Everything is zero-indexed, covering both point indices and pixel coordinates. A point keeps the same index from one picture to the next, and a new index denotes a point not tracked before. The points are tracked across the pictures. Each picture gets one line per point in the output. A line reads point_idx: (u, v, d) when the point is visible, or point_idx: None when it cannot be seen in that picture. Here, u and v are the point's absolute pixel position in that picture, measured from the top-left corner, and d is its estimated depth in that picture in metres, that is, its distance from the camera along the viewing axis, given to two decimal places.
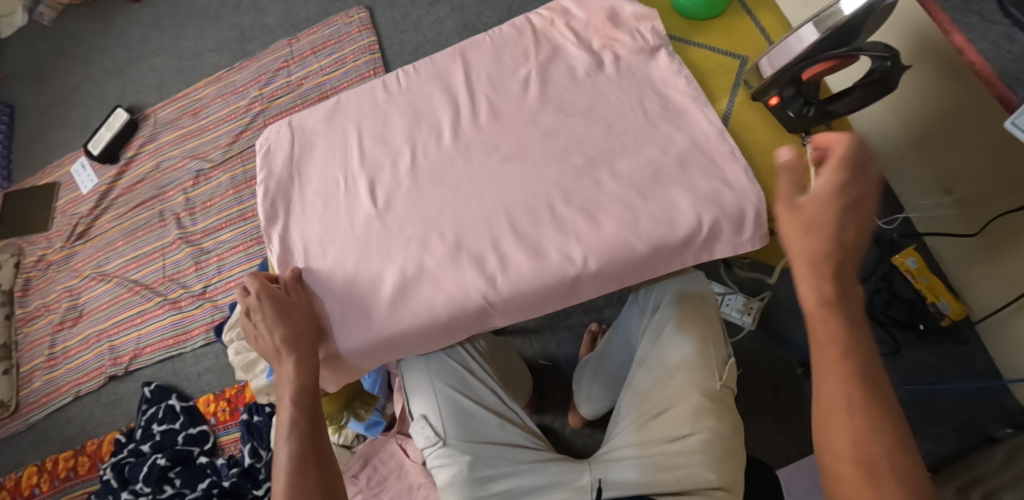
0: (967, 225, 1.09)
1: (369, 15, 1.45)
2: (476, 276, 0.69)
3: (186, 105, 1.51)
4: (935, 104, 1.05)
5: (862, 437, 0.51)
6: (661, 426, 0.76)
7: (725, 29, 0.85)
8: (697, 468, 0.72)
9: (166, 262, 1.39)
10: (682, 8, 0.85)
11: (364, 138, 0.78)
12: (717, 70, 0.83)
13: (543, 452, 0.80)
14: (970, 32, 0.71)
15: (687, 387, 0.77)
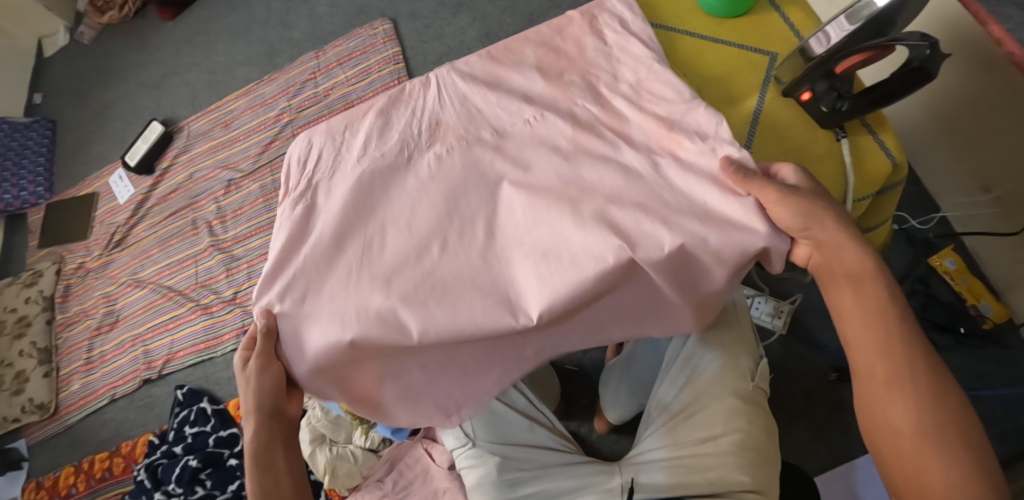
0: (1007, 224, 1.06)
1: (393, 26, 1.48)
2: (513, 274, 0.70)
3: (218, 117, 1.55)
4: (975, 98, 1.01)
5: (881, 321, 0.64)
6: (693, 427, 0.75)
7: (753, 26, 0.85)
8: (730, 470, 0.71)
9: (199, 269, 1.42)
10: (707, 7, 0.86)
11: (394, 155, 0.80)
12: (746, 67, 0.83)
13: (572, 455, 0.80)
14: (1007, 22, 0.67)
15: (720, 389, 0.76)
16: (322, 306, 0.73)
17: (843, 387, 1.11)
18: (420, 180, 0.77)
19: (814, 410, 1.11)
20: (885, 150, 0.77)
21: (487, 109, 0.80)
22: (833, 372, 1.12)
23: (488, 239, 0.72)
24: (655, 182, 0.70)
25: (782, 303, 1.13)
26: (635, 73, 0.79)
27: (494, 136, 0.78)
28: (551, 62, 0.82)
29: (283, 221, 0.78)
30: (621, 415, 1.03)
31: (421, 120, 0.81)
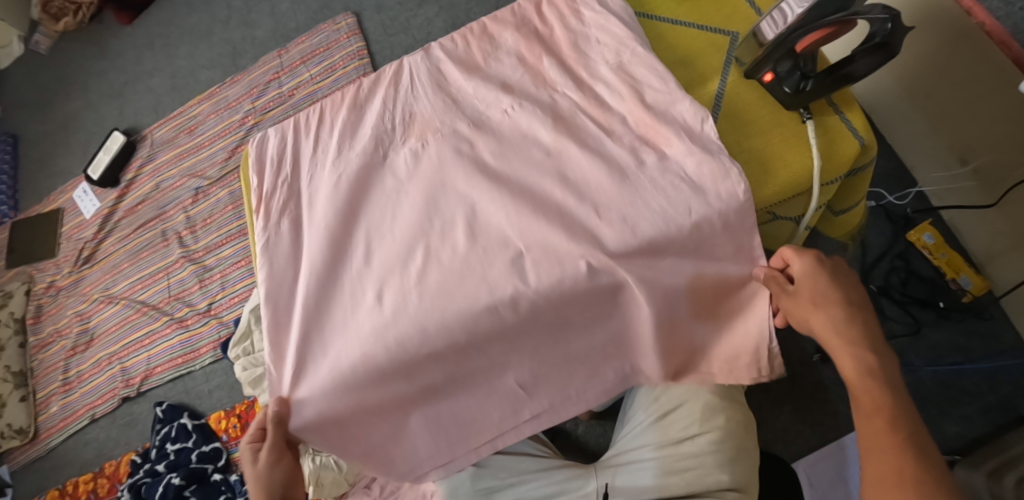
0: (984, 195, 1.05)
1: (357, 20, 1.43)
2: (505, 274, 0.76)
3: (183, 123, 1.51)
4: (947, 70, 1.00)
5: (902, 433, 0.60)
6: (671, 427, 0.83)
7: (715, 7, 0.87)
8: (709, 471, 0.79)
9: (171, 281, 1.39)
10: None
11: (359, 153, 0.88)
12: (708, 49, 0.85)
13: (548, 460, 0.90)
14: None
15: (697, 389, 0.83)
16: (325, 334, 0.82)
17: (827, 367, 1.12)
18: (398, 180, 0.86)
19: (799, 393, 1.12)
20: (853, 130, 0.77)
21: (464, 102, 0.88)
22: (817, 353, 1.12)
23: (468, 241, 0.78)
24: (610, 231, 0.74)
25: None
26: (617, 55, 0.84)
27: (469, 129, 0.85)
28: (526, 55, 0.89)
29: (267, 235, 0.88)
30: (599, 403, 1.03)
31: (395, 113, 0.89)
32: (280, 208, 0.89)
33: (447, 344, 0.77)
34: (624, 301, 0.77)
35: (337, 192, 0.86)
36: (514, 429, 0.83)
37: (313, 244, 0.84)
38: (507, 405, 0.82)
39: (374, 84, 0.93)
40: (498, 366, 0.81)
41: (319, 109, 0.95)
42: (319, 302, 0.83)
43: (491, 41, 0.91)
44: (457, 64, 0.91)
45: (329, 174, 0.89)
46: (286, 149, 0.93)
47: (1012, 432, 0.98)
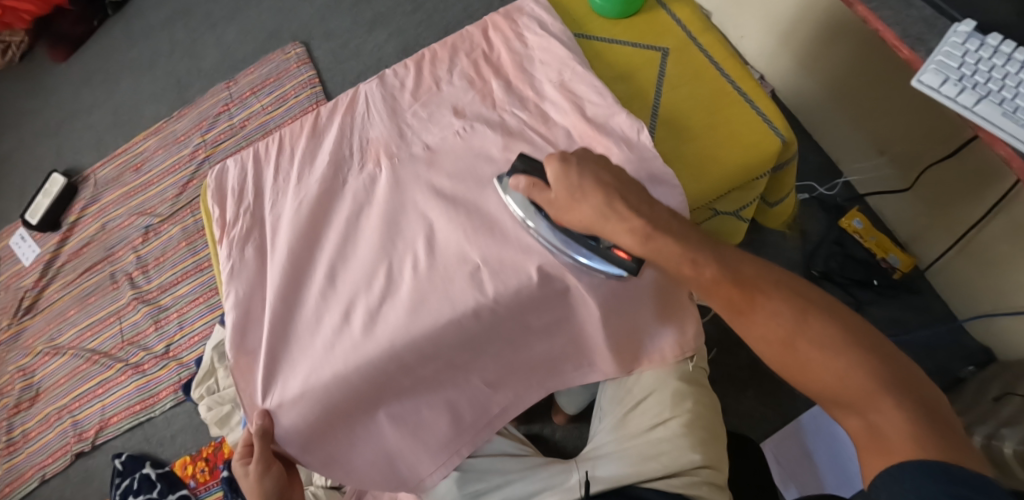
0: (900, 181, 1.16)
1: (306, 49, 1.45)
2: (467, 287, 0.77)
3: (128, 160, 1.47)
4: (863, 71, 1.11)
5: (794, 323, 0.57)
6: (644, 415, 0.83)
7: (646, 25, 0.92)
8: (681, 451, 0.76)
9: (123, 325, 1.34)
10: (600, 10, 0.93)
11: (316, 177, 0.87)
12: (642, 64, 0.90)
13: (532, 459, 0.87)
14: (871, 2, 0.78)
15: (665, 375, 0.85)
16: (294, 360, 0.80)
17: None
18: (357, 203, 0.85)
19: (760, 377, 1.19)
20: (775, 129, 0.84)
21: (418, 124, 0.88)
22: None
23: (428, 257, 0.79)
24: (565, 240, 0.77)
25: None
26: (560, 74, 0.87)
27: (426, 152, 0.86)
28: (477, 72, 0.90)
29: (231, 265, 0.85)
30: (575, 404, 1.08)
31: (353, 138, 0.89)
32: (242, 236, 0.87)
33: (420, 357, 0.78)
34: (574, 301, 0.80)
35: (299, 220, 0.84)
36: (484, 427, 0.88)
37: (276, 271, 0.82)
38: (474, 408, 0.86)
39: (331, 110, 0.91)
40: (467, 370, 0.83)
41: (278, 139, 0.92)
42: (286, 329, 0.81)
43: (443, 63, 0.92)
44: (412, 87, 0.91)
45: (292, 197, 0.87)
46: (248, 181, 0.90)
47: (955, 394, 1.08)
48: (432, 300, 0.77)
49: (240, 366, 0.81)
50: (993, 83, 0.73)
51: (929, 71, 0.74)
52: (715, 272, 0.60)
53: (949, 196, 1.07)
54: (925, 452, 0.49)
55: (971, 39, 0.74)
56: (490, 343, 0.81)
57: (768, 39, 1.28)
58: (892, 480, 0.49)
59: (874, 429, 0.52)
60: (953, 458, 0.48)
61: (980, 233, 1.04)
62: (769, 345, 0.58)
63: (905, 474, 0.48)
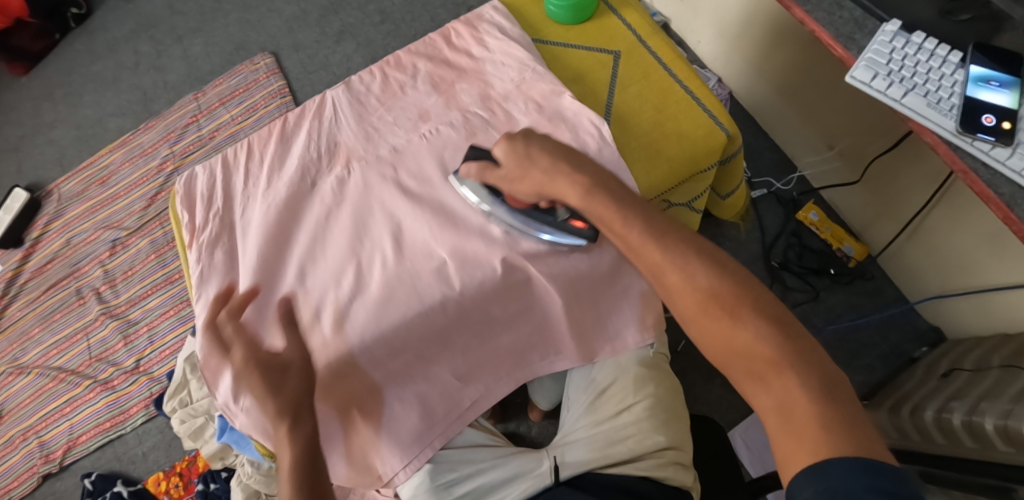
0: (850, 174, 1.23)
1: (275, 60, 1.47)
2: (435, 282, 0.76)
3: (93, 174, 1.45)
4: (812, 70, 1.17)
5: (716, 297, 0.56)
6: (609, 401, 0.82)
7: (598, 29, 0.87)
8: (646, 434, 0.76)
9: (91, 342, 1.31)
10: (554, 15, 0.87)
11: (274, 179, 0.83)
12: (594, 66, 0.85)
13: (506, 447, 0.81)
14: (806, 5, 0.85)
15: (626, 360, 0.84)
16: None
17: None
18: (325, 206, 0.80)
19: None
20: (718, 122, 0.80)
21: (384, 128, 0.84)
22: None
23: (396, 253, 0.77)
24: (526, 235, 0.78)
25: None
26: (520, 74, 0.83)
27: (393, 153, 0.82)
28: (442, 76, 0.85)
29: (201, 268, 0.78)
30: (549, 399, 1.08)
31: (320, 141, 0.84)
32: (211, 240, 0.79)
33: (392, 352, 0.75)
34: (537, 292, 0.81)
35: (271, 223, 0.79)
36: (456, 420, 0.81)
37: (247, 273, 0.77)
38: (445, 402, 0.80)
39: (299, 116, 0.86)
40: (436, 364, 0.80)
41: (245, 145, 0.85)
42: (258, 331, 0.76)
43: (405, 70, 0.86)
44: (378, 91, 0.86)
45: (259, 198, 0.81)
46: (217, 185, 0.83)
47: (909, 372, 1.14)
48: (409, 299, 0.75)
49: (210, 370, 0.76)
50: (919, 77, 0.80)
51: (861, 68, 0.80)
52: (651, 239, 0.61)
53: (894, 186, 1.15)
54: (835, 442, 0.47)
55: (897, 38, 0.81)
56: (457, 337, 0.80)
57: (719, 40, 1.34)
58: (816, 477, 0.46)
59: (784, 403, 0.50)
60: (866, 453, 0.46)
61: (925, 218, 1.11)
62: (704, 313, 0.56)
63: (827, 468, 0.45)
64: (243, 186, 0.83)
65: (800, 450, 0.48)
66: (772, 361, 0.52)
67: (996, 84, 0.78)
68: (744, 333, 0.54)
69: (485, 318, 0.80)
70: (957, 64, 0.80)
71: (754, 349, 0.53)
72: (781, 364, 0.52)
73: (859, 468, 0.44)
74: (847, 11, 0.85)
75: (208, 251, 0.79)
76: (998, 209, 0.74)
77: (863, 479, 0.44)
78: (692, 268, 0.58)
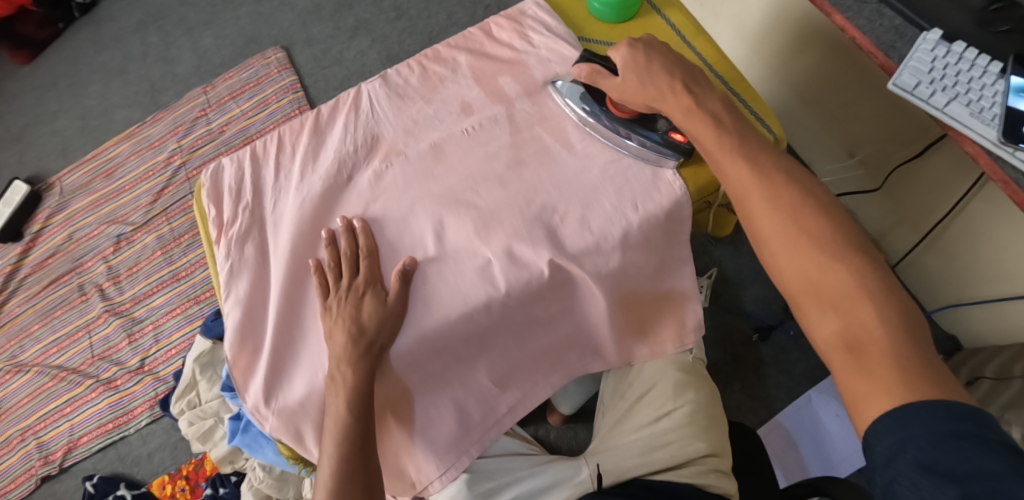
0: (870, 181, 1.23)
1: (287, 54, 1.45)
2: (476, 282, 0.69)
3: (97, 167, 1.41)
4: (842, 73, 1.15)
5: (794, 223, 0.56)
6: (646, 408, 0.79)
7: (642, 29, 0.85)
8: (687, 441, 0.73)
9: (94, 340, 1.27)
10: (598, 13, 0.85)
11: (306, 171, 0.76)
12: None
13: (541, 457, 0.84)
14: (847, 12, 0.80)
15: (664, 365, 0.80)
16: (298, 362, 0.71)
17: (765, 346, 1.24)
18: (363, 203, 0.74)
19: (744, 372, 1.23)
20: (765, 125, 0.78)
21: (425, 120, 0.79)
22: (755, 333, 1.24)
23: (438, 251, 0.70)
24: (573, 234, 0.71)
25: (701, 279, 1.20)
26: (568, 72, 0.79)
27: (433, 150, 0.76)
28: (483, 68, 0.81)
29: (230, 263, 0.73)
30: (573, 405, 1.05)
31: (358, 134, 0.78)
32: (240, 235, 0.74)
33: (430, 353, 0.69)
34: (581, 293, 0.74)
35: (303, 217, 0.73)
36: (493, 427, 0.77)
37: (277, 267, 0.72)
38: (483, 408, 0.76)
39: (333, 108, 0.80)
40: (472, 367, 0.73)
41: (275, 137, 0.79)
42: (291, 329, 0.72)
43: (445, 63, 0.82)
44: (418, 86, 0.81)
45: (289, 190, 0.76)
46: (246, 177, 0.77)
47: None
48: (453, 299, 0.68)
49: (239, 368, 0.72)
50: (961, 85, 0.75)
51: (904, 75, 0.75)
52: (733, 167, 0.61)
53: (914, 194, 1.15)
54: (921, 387, 0.46)
55: (939, 46, 0.76)
56: (497, 338, 0.73)
57: (741, 44, 1.32)
58: (891, 427, 0.44)
59: (854, 337, 0.50)
60: (946, 396, 0.45)
61: (945, 228, 1.12)
62: (783, 242, 0.56)
63: (907, 416, 0.44)
64: (274, 178, 0.77)
65: (873, 391, 0.47)
66: (848, 291, 0.51)
67: None
68: (819, 265, 0.53)
69: (525, 322, 0.74)
70: (998, 74, 0.75)
71: (831, 280, 0.52)
72: (859, 292, 0.51)
73: (933, 414, 0.43)
74: (888, 20, 0.80)
75: (240, 246, 0.74)
76: None
77: (940, 424, 0.42)
78: (780, 192, 0.58)
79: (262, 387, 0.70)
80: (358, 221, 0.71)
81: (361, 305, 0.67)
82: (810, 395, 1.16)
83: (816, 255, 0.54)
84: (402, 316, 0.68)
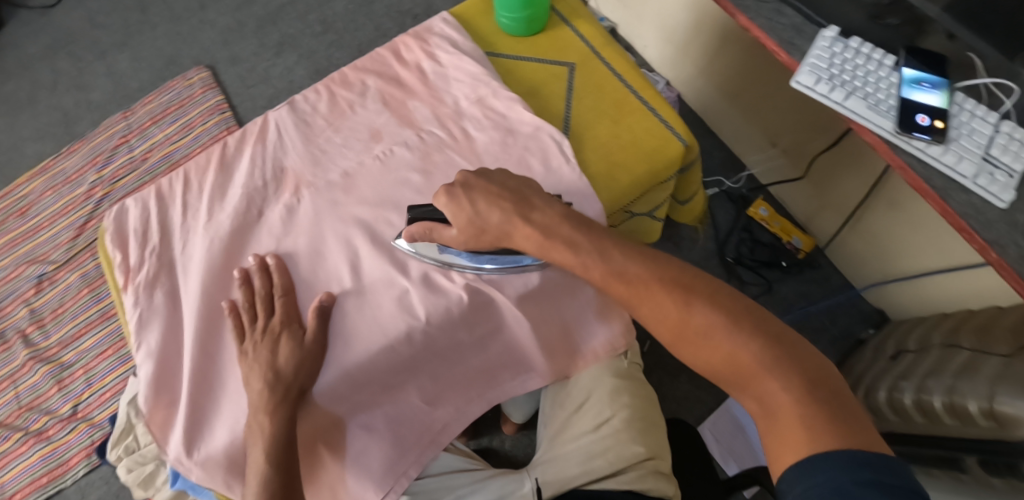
0: (795, 170, 1.28)
1: (211, 73, 1.40)
2: (395, 312, 0.68)
3: (11, 205, 1.34)
4: (760, 67, 1.18)
5: (680, 302, 0.53)
6: (585, 417, 0.79)
7: (549, 42, 0.86)
8: (625, 445, 0.73)
9: (19, 390, 1.20)
10: (507, 28, 0.86)
11: (213, 205, 0.74)
12: (548, 79, 0.84)
13: (485, 470, 0.80)
14: (748, 12, 0.82)
15: (599, 375, 0.80)
16: (216, 410, 0.67)
17: None
18: (275, 239, 0.71)
19: None
20: (675, 132, 0.80)
21: (335, 149, 0.77)
22: None
23: (356, 284, 0.69)
24: (489, 258, 0.71)
25: None
26: (477, 90, 0.79)
27: (347, 178, 0.75)
28: (393, 92, 0.81)
29: (139, 312, 0.69)
30: (524, 412, 1.06)
31: (265, 168, 0.75)
32: (148, 280, 0.70)
33: (356, 387, 0.67)
34: (508, 311, 0.74)
35: (213, 258, 0.69)
36: (430, 445, 0.73)
37: (189, 313, 0.68)
38: (417, 428, 0.72)
39: (240, 140, 0.77)
40: (405, 393, 0.71)
41: (182, 174, 0.76)
42: (209, 376, 0.67)
43: (352, 87, 0.81)
44: (333, 110, 0.80)
45: (198, 230, 0.72)
46: (152, 218, 0.73)
47: (861, 355, 1.20)
48: (381, 330, 0.67)
49: (155, 424, 0.67)
50: (857, 80, 0.77)
51: (804, 72, 0.77)
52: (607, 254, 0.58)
53: (835, 180, 1.19)
54: (827, 437, 0.44)
55: (836, 42, 0.79)
56: (426, 365, 0.72)
57: (668, 45, 1.36)
58: (806, 472, 0.43)
59: (769, 408, 0.48)
60: (861, 444, 0.43)
61: (866, 210, 1.16)
62: (676, 329, 0.53)
63: (815, 464, 0.43)
64: (182, 217, 0.73)
65: (792, 442, 0.45)
66: (750, 363, 0.49)
67: (928, 85, 0.76)
68: (722, 340, 0.50)
69: (455, 347, 0.73)
70: (892, 67, 0.79)
71: (732, 357, 0.50)
72: (758, 367, 0.48)
73: (840, 466, 0.42)
74: (786, 18, 0.82)
75: (149, 292, 0.70)
76: (934, 203, 0.72)
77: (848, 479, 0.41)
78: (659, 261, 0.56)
79: (181, 438, 0.65)
80: (272, 258, 0.69)
81: (277, 348, 0.64)
82: None
83: (708, 329, 0.51)
84: (321, 356, 0.66)
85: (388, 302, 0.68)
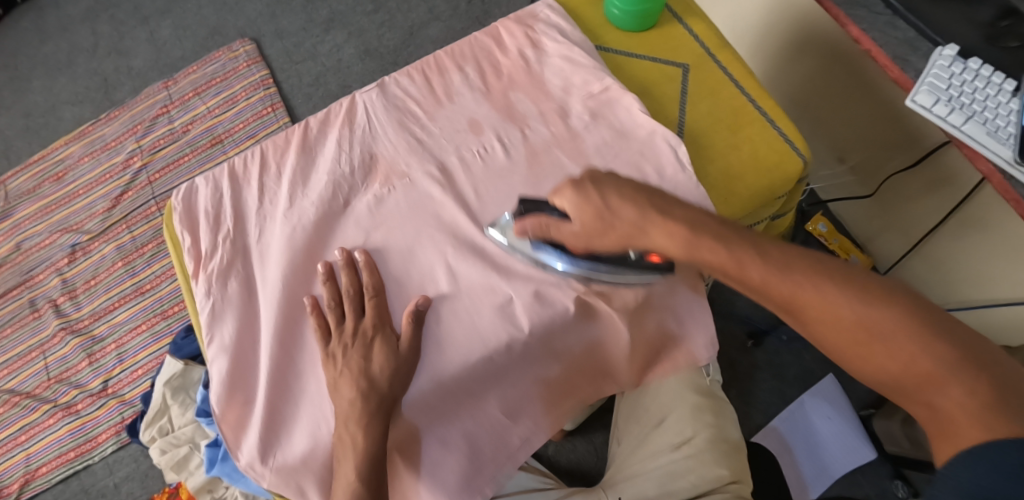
0: (863, 188, 1.23)
1: (256, 47, 1.35)
2: (496, 321, 0.64)
3: (46, 169, 1.29)
4: (835, 80, 1.13)
5: (798, 260, 0.51)
6: (665, 434, 0.77)
7: (662, 39, 0.82)
8: (709, 467, 0.72)
9: (49, 360, 1.17)
10: (617, 21, 0.82)
11: (295, 191, 0.70)
12: (661, 79, 0.80)
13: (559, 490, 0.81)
14: (862, 23, 0.79)
15: (683, 392, 0.79)
16: (293, 414, 0.63)
17: (758, 352, 1.24)
18: (362, 233, 0.68)
19: (739, 377, 1.23)
20: (793, 146, 0.75)
21: (421, 140, 0.73)
22: (749, 339, 1.24)
23: (452, 288, 0.65)
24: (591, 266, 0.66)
25: None
26: (575, 86, 0.75)
27: (437, 172, 0.71)
28: (487, 83, 0.76)
29: (211, 303, 0.65)
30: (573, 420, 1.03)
31: (352, 154, 0.71)
32: (222, 269, 0.66)
33: (446, 396, 0.64)
34: (604, 325, 0.69)
35: (295, 250, 0.66)
36: (507, 461, 0.69)
37: (269, 308, 0.65)
38: (496, 440, 0.68)
39: (322, 124, 0.74)
40: (484, 408, 0.68)
41: (259, 154, 0.72)
42: (286, 378, 0.64)
43: (444, 75, 0.76)
44: (417, 99, 0.75)
45: (278, 218, 0.68)
46: (227, 201, 0.69)
47: None
48: (473, 341, 0.63)
49: (228, 423, 0.63)
50: (977, 104, 0.74)
51: (922, 92, 0.74)
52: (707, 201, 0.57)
53: (906, 203, 1.15)
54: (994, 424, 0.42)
55: (955, 62, 0.75)
56: (509, 377, 0.68)
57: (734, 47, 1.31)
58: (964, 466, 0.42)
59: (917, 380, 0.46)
60: None
61: (936, 237, 1.12)
62: (793, 288, 0.50)
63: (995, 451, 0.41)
64: (259, 203, 0.70)
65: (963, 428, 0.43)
66: (894, 328, 0.47)
67: None
68: (858, 304, 0.49)
69: (540, 362, 0.69)
70: (1012, 92, 0.74)
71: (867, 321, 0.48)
72: (909, 331, 0.47)
73: (994, 453, 0.41)
74: (902, 31, 0.78)
75: (225, 282, 0.66)
76: None
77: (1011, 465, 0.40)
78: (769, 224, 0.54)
79: (257, 443, 0.62)
80: (360, 254, 0.65)
81: (370, 355, 0.61)
82: (803, 398, 1.16)
83: (838, 289, 0.50)
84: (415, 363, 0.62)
85: (484, 311, 0.65)
